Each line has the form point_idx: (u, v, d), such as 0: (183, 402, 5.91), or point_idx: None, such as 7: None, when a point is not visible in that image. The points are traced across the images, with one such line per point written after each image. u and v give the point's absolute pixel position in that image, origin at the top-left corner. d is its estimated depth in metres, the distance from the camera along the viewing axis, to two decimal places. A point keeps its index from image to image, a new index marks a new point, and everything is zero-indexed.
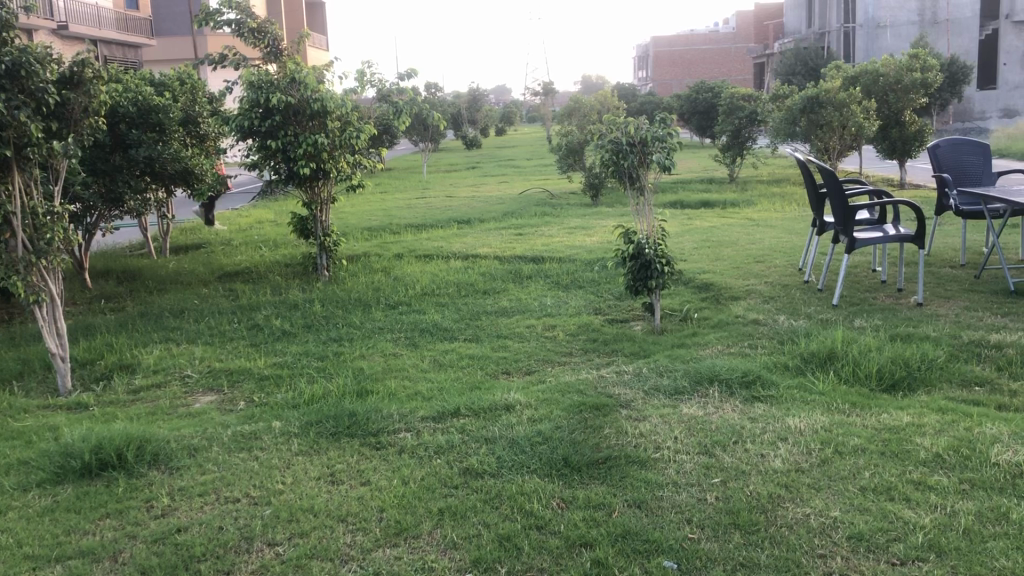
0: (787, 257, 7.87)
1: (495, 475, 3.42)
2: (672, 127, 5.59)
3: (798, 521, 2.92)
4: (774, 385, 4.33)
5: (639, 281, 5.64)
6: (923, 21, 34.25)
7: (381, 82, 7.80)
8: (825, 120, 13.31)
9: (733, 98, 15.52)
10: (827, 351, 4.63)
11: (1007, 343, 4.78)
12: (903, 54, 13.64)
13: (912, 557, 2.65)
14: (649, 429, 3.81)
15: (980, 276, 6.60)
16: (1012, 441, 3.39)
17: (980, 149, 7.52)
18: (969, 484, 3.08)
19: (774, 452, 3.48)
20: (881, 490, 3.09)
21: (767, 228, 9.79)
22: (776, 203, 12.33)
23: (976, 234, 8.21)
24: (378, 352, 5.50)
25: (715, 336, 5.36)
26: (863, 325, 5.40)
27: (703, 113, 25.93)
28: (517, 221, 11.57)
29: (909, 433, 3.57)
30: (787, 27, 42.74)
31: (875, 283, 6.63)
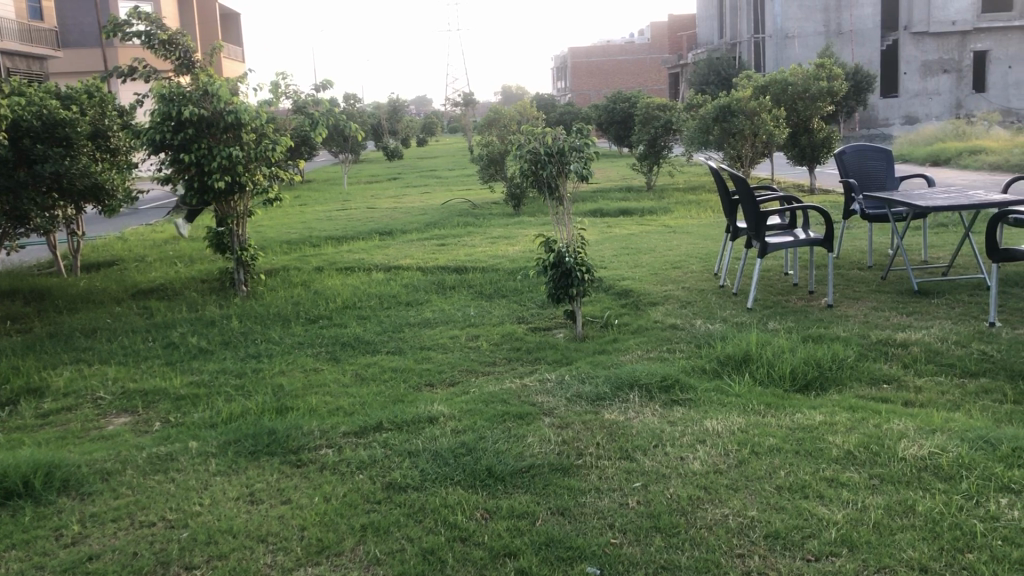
0: (703, 262, 8.04)
1: (418, 488, 3.41)
2: (588, 137, 5.65)
3: (717, 522, 2.97)
4: (692, 389, 4.41)
5: (560, 288, 5.68)
6: (828, 32, 34.75)
7: (296, 93, 7.70)
8: (737, 129, 13.70)
9: (649, 107, 15.79)
10: (742, 353, 4.75)
11: (912, 341, 4.97)
12: (809, 64, 14.06)
13: (826, 552, 2.72)
14: (572, 436, 3.84)
15: (886, 277, 6.85)
16: (918, 436, 3.52)
17: (883, 154, 7.82)
18: (879, 479, 3.19)
19: (693, 454, 3.55)
20: (796, 488, 3.17)
21: (684, 235, 9.97)
22: (692, 210, 12.60)
23: (881, 237, 8.52)
24: (299, 367, 5.42)
25: (635, 342, 5.44)
26: (776, 327, 5.54)
27: (620, 122, 26.33)
28: (440, 231, 11.57)
29: (821, 431, 3.67)
30: (700, 37, 43.69)
31: (787, 286, 6.82)
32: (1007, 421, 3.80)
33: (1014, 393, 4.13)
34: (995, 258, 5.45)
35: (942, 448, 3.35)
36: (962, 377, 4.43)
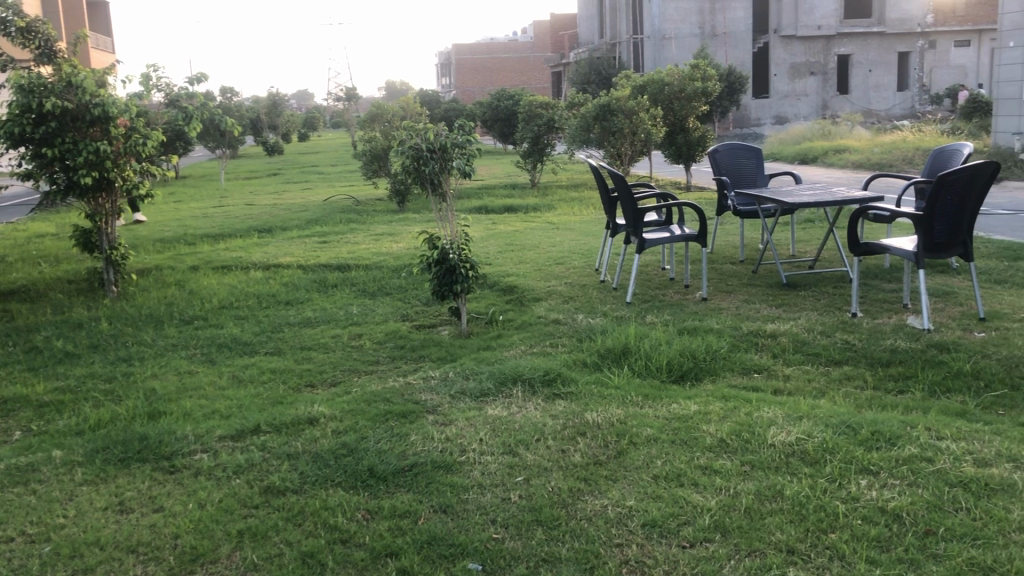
0: (584, 258, 8.16)
1: (298, 491, 3.34)
2: (471, 134, 5.66)
3: (596, 513, 3.02)
4: (573, 382, 4.48)
5: (444, 286, 5.66)
6: (703, 33, 35.57)
7: (168, 86, 7.40)
8: (616, 127, 13.98)
9: (531, 105, 15.87)
10: (622, 347, 4.85)
11: (781, 332, 5.18)
12: (684, 65, 14.48)
13: (701, 539, 2.81)
14: (455, 433, 3.83)
15: (757, 271, 7.11)
16: (786, 423, 3.67)
17: (754, 152, 8.12)
18: (750, 466, 3.31)
19: (574, 447, 3.60)
20: (672, 477, 3.26)
21: (566, 231, 10.11)
22: (575, 207, 12.79)
23: (752, 233, 8.85)
24: (172, 370, 5.22)
25: (518, 338, 5.47)
26: (654, 321, 5.69)
27: (504, 120, 26.45)
28: (321, 228, 11.38)
29: (696, 420, 3.79)
30: (582, 36, 44.30)
31: (665, 280, 7.00)
32: (867, 406, 4.01)
33: (873, 379, 4.37)
34: (856, 251, 5.73)
35: (808, 434, 3.51)
36: (826, 366, 4.64)
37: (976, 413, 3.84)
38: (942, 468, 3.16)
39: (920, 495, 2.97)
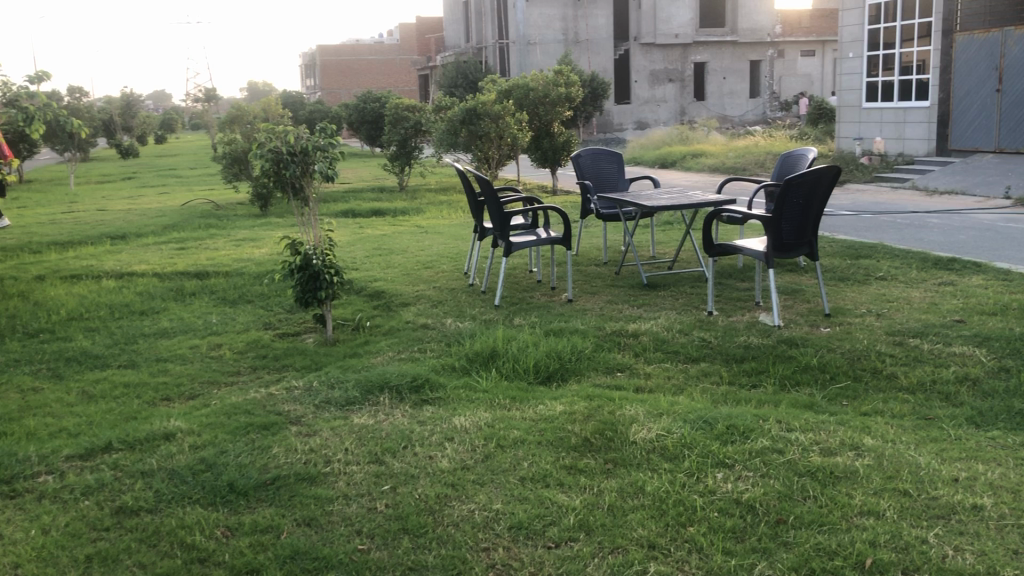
0: (452, 262, 8.17)
1: (153, 510, 3.19)
2: (332, 137, 5.57)
3: (463, 518, 3.02)
4: (441, 387, 4.46)
5: (308, 292, 5.54)
6: (567, 40, 36.16)
7: (6, 85, 6.94)
8: (483, 131, 14.04)
9: (398, 107, 15.74)
10: (489, 350, 4.87)
11: (643, 331, 5.33)
12: (548, 70, 14.73)
13: (566, 538, 2.85)
14: (319, 443, 3.75)
15: (620, 272, 7.29)
16: (647, 420, 3.77)
17: (615, 157, 8.32)
18: (613, 464, 3.38)
19: (441, 452, 3.59)
20: (538, 478, 3.29)
21: (435, 235, 10.08)
22: (443, 210, 12.77)
23: (616, 236, 9.07)
24: (14, 387, 4.90)
25: (385, 343, 5.41)
26: (521, 323, 5.74)
27: (371, 122, 26.02)
28: (180, 234, 10.93)
29: (561, 421, 3.84)
30: (448, 40, 44.25)
31: (532, 283, 7.08)
32: (723, 401, 4.17)
33: (728, 375, 4.55)
34: (711, 252, 5.95)
35: (668, 431, 3.61)
36: (685, 363, 4.80)
37: (823, 405, 4.05)
38: (791, 459, 3.31)
39: (772, 485, 3.11)
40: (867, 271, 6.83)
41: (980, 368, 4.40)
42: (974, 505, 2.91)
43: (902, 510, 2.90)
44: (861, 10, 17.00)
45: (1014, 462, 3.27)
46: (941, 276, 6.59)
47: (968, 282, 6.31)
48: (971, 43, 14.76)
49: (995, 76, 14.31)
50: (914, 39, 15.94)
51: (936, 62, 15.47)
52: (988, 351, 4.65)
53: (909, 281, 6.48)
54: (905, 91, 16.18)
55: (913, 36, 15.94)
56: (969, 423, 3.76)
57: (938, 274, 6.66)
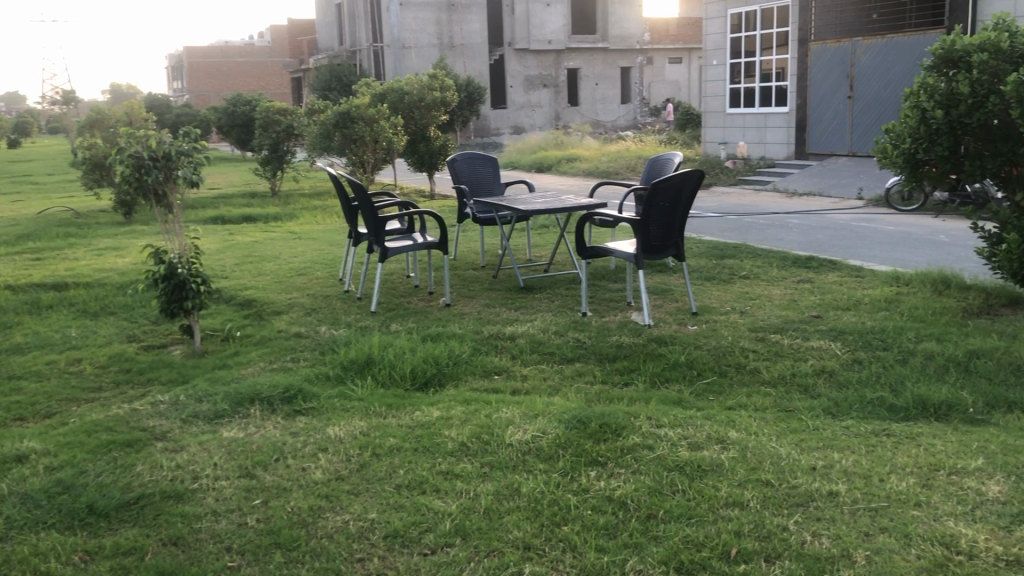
0: (327, 268, 8.04)
1: (3, 538, 3.00)
2: (197, 141, 5.40)
3: (337, 530, 2.97)
4: (315, 397, 4.38)
5: (173, 302, 5.33)
6: (441, 44, 36.12)
7: None
8: (357, 135, 13.88)
9: (269, 111, 15.32)
10: (365, 357, 4.82)
11: (519, 334, 5.37)
12: (421, 74, 14.70)
13: (442, 544, 2.84)
14: (187, 459, 3.62)
15: (497, 275, 7.34)
16: (523, 422, 3.80)
17: (490, 161, 8.36)
18: (489, 467, 3.40)
19: (314, 464, 3.52)
20: (414, 485, 3.27)
21: (309, 241, 9.90)
22: (318, 216, 12.54)
23: (492, 239, 9.12)
24: None
25: (257, 354, 5.27)
26: (397, 329, 5.69)
27: (242, 125, 25.30)
28: (35, 244, 10.34)
29: (438, 426, 3.83)
30: (321, 42, 43.52)
31: (409, 288, 7.04)
32: (597, 400, 4.25)
33: (602, 373, 4.64)
34: (585, 255, 6.06)
35: (543, 431, 3.65)
36: (561, 364, 4.87)
37: (691, 400, 4.18)
38: (661, 454, 3.40)
39: (643, 481, 3.19)
40: (732, 270, 7.10)
41: (835, 360, 4.63)
42: (830, 492, 3.06)
43: (764, 500, 3.03)
44: (723, 19, 17.67)
45: (866, 449, 3.46)
46: (800, 274, 6.92)
47: (824, 280, 6.65)
48: (824, 52, 15.54)
49: (847, 83, 15.11)
50: (773, 48, 16.65)
51: (793, 70, 16.21)
52: (843, 344, 4.90)
53: (770, 279, 6.77)
54: (766, 97, 16.92)
55: (772, 45, 16.67)
56: (825, 413, 3.95)
57: (797, 272, 6.97)
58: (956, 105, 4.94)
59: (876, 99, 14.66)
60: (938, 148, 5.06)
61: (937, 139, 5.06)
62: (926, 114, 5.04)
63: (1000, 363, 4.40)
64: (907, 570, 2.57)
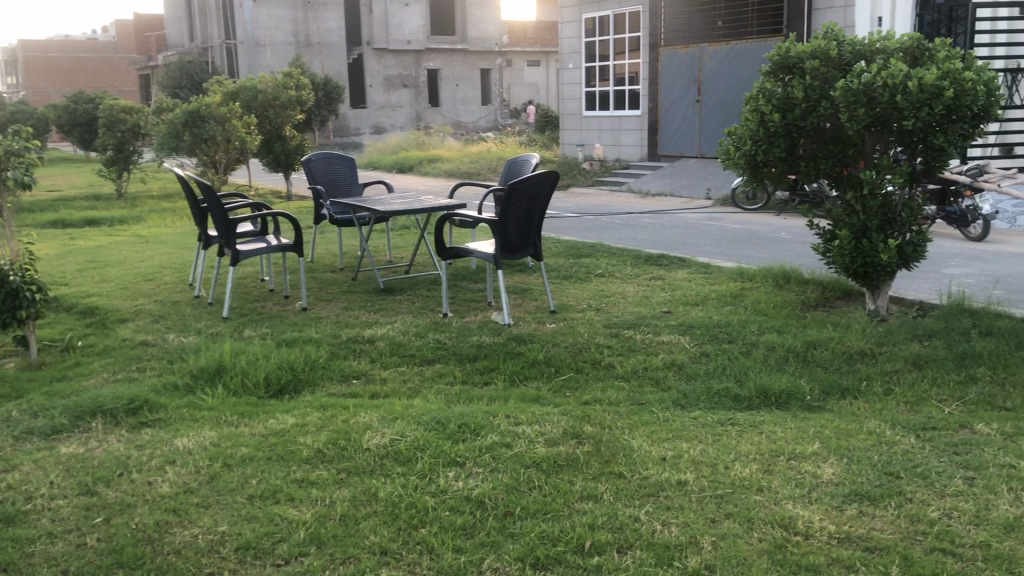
0: (177, 273, 7.72)
1: None
2: (28, 140, 5.07)
3: (185, 545, 2.86)
4: (162, 408, 4.19)
5: (5, 312, 4.99)
6: (297, 42, 35.32)
7: None
8: (208, 135, 13.41)
9: (112, 109, 14.55)
10: (216, 364, 4.65)
11: (378, 336, 5.32)
12: (276, 73, 14.33)
13: (295, 554, 2.77)
14: (20, 479, 3.40)
15: (356, 278, 7.24)
16: (381, 425, 3.76)
17: (347, 162, 8.24)
18: (346, 473, 3.34)
19: (161, 477, 3.37)
20: (267, 494, 3.18)
21: (157, 245, 9.48)
22: (167, 218, 12.04)
23: (351, 241, 9.00)
24: None
25: (100, 364, 5.00)
26: (251, 335, 5.52)
27: (85, 124, 23.97)
28: None
29: (293, 433, 3.74)
30: (170, 38, 41.79)
31: (264, 292, 6.84)
32: (456, 400, 4.26)
33: (462, 374, 4.65)
34: (444, 255, 6.05)
35: (402, 434, 3.62)
36: (420, 365, 4.85)
37: (548, 397, 4.25)
38: (519, 452, 3.44)
39: (500, 479, 3.21)
40: (588, 269, 7.25)
41: (685, 354, 4.81)
42: (679, 481, 3.17)
43: (617, 492, 3.10)
44: (578, 23, 18.08)
45: (712, 438, 3.61)
46: (653, 271, 7.15)
47: (674, 276, 6.89)
48: (673, 57, 16.08)
49: (694, 88, 15.70)
50: (625, 53, 17.14)
51: (645, 75, 16.72)
52: (692, 338, 5.09)
53: (624, 277, 6.96)
54: (620, 100, 17.41)
55: (625, 49, 17.16)
56: (675, 405, 4.10)
57: (650, 269, 7.20)
58: (791, 109, 5.22)
59: (722, 104, 15.30)
60: (776, 150, 5.33)
61: (775, 141, 5.33)
62: (765, 118, 5.29)
63: (834, 352, 4.68)
64: (750, 553, 2.69)
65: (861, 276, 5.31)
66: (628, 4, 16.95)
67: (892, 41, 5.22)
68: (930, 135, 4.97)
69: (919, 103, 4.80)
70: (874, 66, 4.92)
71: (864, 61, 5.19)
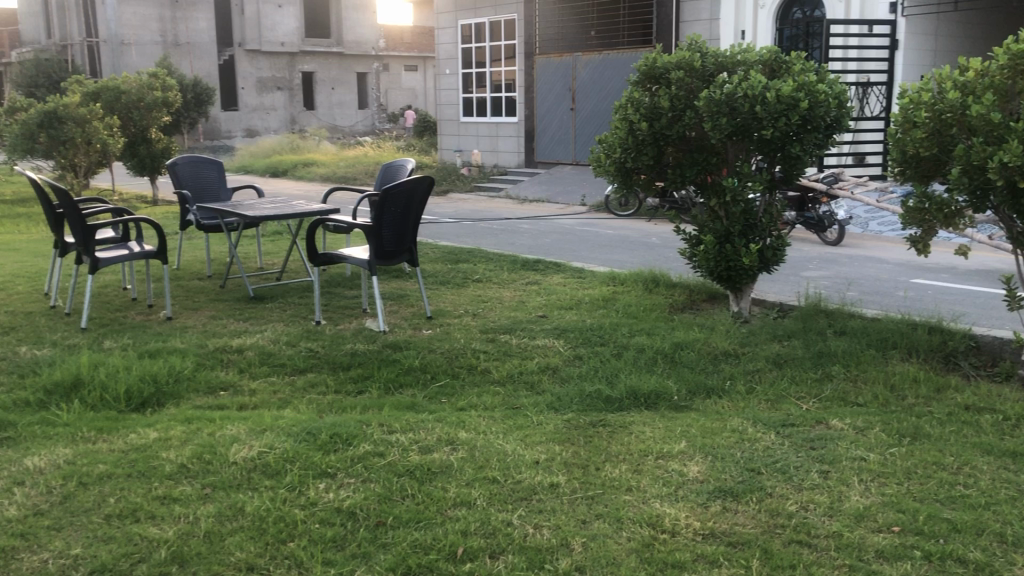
0: (30, 282, 7.30)
1: None
2: None
3: (33, 571, 2.69)
4: (11, 426, 3.95)
5: None
6: (165, 42, 34.07)
7: None
8: (67, 137, 12.78)
9: None
10: (72, 378, 4.41)
11: (247, 346, 5.16)
12: (140, 73, 13.74)
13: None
14: None
15: (225, 285, 7.02)
16: (248, 438, 3.64)
17: (215, 166, 8.00)
18: (210, 488, 3.23)
19: (8, 500, 3.16)
20: (125, 513, 3.03)
21: (8, 252, 8.94)
22: (21, 224, 11.36)
23: (220, 247, 8.73)
24: None
25: None
26: (111, 347, 5.27)
27: None
28: None
29: (154, 448, 3.58)
30: (24, 34, 39.52)
31: (126, 301, 6.54)
32: (328, 410, 4.18)
33: (335, 383, 4.56)
34: (317, 262, 5.93)
35: (270, 446, 3.53)
36: (292, 375, 4.74)
37: (423, 404, 4.22)
38: (392, 460, 3.40)
39: (372, 489, 3.17)
40: (465, 274, 7.26)
41: (559, 357, 4.87)
42: (551, 484, 3.20)
43: (490, 497, 3.11)
44: (454, 30, 18.13)
45: (584, 440, 3.67)
46: (528, 276, 7.21)
47: (550, 281, 6.98)
48: (548, 66, 16.30)
49: (569, 96, 15.95)
50: (501, 60, 17.30)
51: (520, 82, 16.90)
52: (566, 341, 5.16)
53: (501, 282, 6.99)
54: (496, 107, 17.55)
55: (501, 56, 17.32)
56: (549, 408, 4.14)
57: (526, 274, 7.27)
58: (658, 118, 5.36)
59: (595, 113, 15.61)
60: (644, 158, 5.45)
61: (643, 149, 5.45)
62: (633, 126, 5.41)
63: (701, 353, 4.83)
64: (619, 553, 2.74)
65: (726, 279, 5.50)
66: (503, 12, 17.12)
67: (752, 53, 5.42)
68: (788, 144, 5.21)
69: (776, 113, 5.04)
70: (735, 77, 5.12)
71: (726, 72, 5.38)
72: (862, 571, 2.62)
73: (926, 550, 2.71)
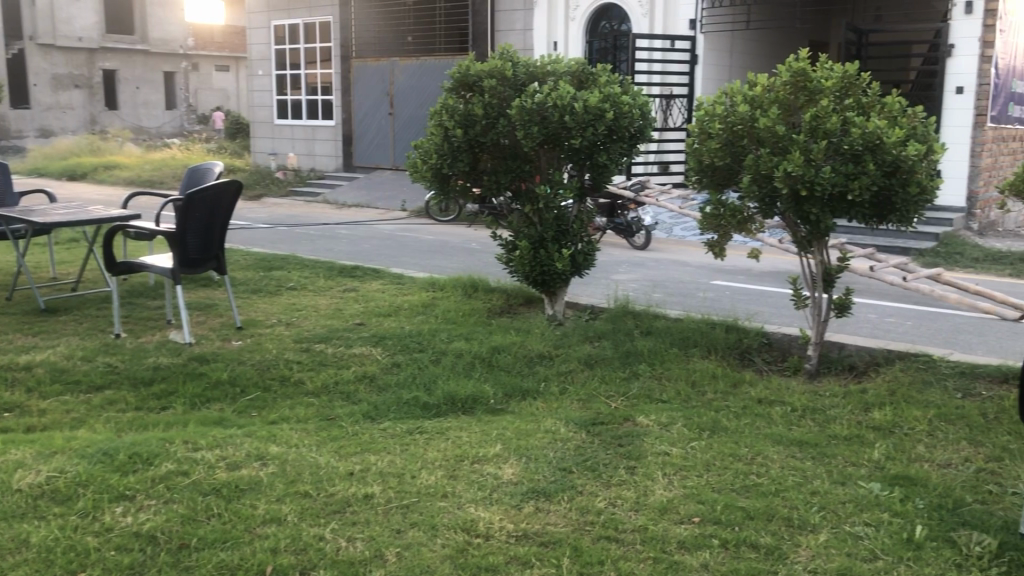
0: None
1: None
2: None
3: None
4: None
5: None
6: None
7: None
8: None
9: None
10: None
11: (36, 362, 4.79)
12: None
13: None
14: None
15: (12, 297, 6.47)
16: (36, 462, 3.37)
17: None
18: None
19: None
20: None
21: None
22: None
23: (7, 256, 8.05)
24: None
25: None
26: None
27: None
28: None
29: None
30: None
31: None
32: (128, 429, 3.93)
33: (135, 400, 4.30)
34: (115, 271, 5.58)
35: (60, 470, 3.28)
36: (87, 393, 4.42)
37: (232, 418, 4.05)
38: (196, 479, 3.24)
39: (174, 510, 3.00)
40: (279, 282, 7.04)
41: (376, 365, 4.81)
42: (365, 495, 3.15)
43: (302, 512, 3.02)
44: (266, 30, 17.64)
45: (400, 449, 3.63)
46: (346, 283, 7.09)
47: (368, 288, 6.89)
48: (364, 70, 16.13)
49: (387, 101, 15.85)
50: (317, 63, 16.99)
51: (337, 86, 16.65)
52: (383, 349, 5.10)
53: (317, 290, 6.83)
54: (312, 110, 17.20)
55: (316, 59, 17.02)
56: (364, 417, 4.08)
57: (343, 281, 7.14)
58: (472, 125, 5.41)
59: (413, 118, 15.59)
60: (459, 164, 5.48)
61: (458, 155, 5.48)
62: (448, 133, 5.44)
63: (517, 356, 4.91)
64: (433, 561, 2.73)
65: (540, 283, 5.61)
66: (317, 14, 16.83)
67: (561, 64, 5.57)
68: (595, 153, 5.40)
69: (584, 123, 5.21)
70: (545, 88, 5.25)
71: (536, 81, 5.51)
72: (666, 562, 2.73)
73: (723, 538, 2.86)
